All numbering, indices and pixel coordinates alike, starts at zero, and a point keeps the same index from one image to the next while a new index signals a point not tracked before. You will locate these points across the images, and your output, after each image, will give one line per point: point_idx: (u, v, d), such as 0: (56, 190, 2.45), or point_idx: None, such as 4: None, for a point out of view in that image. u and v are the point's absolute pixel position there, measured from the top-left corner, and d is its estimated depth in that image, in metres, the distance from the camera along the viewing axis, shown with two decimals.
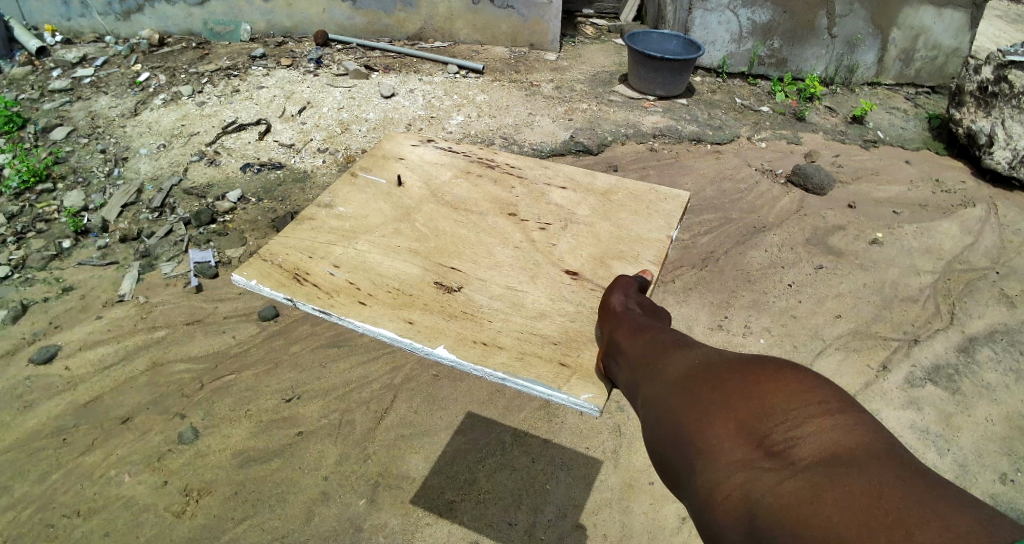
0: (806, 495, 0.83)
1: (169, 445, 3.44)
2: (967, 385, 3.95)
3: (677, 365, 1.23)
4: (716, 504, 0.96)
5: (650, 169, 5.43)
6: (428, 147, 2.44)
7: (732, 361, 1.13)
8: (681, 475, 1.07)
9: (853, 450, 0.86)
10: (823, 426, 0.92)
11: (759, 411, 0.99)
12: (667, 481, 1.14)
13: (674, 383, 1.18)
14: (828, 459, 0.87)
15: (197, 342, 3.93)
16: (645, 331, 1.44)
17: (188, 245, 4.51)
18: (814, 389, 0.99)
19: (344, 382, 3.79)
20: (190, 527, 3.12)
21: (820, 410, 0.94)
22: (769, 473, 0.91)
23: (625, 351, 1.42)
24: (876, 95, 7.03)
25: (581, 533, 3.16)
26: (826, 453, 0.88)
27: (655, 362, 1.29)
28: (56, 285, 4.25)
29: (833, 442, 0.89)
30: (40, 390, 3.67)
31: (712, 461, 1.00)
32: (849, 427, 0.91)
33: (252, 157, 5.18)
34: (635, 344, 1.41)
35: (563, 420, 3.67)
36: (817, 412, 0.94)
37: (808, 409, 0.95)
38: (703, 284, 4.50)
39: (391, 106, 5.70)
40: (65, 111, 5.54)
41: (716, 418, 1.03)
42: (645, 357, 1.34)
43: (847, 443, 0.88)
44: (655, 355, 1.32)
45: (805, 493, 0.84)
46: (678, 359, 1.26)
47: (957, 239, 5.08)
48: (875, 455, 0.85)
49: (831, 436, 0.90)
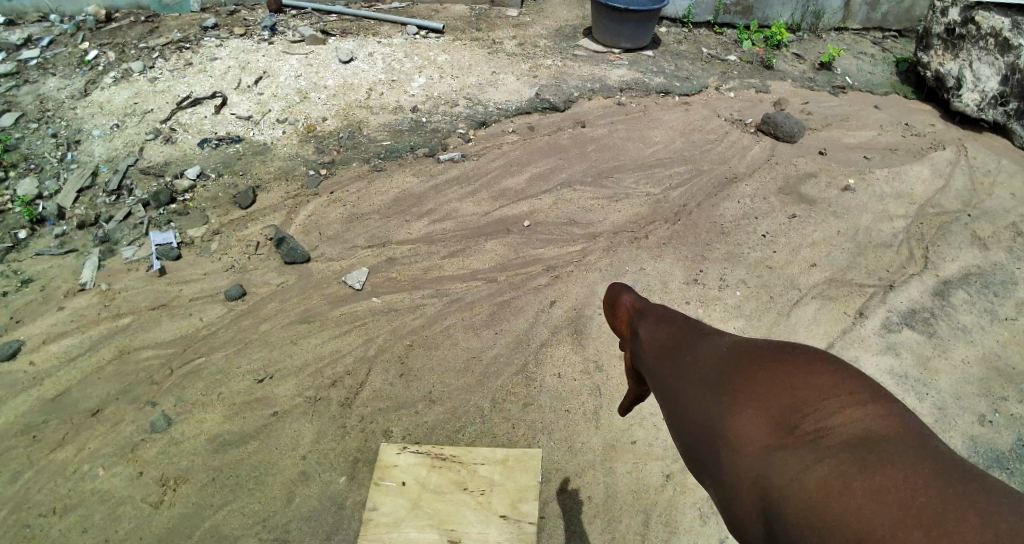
0: (832, 489, 0.78)
1: (141, 435, 3.34)
2: (943, 328, 3.98)
3: (703, 350, 1.12)
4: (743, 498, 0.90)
5: (619, 124, 5.33)
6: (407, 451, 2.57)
7: (762, 349, 1.03)
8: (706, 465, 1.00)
9: (887, 440, 0.81)
10: (857, 415, 0.86)
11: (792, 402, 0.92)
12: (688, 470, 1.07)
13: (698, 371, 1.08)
14: (861, 445, 0.81)
15: (163, 327, 3.80)
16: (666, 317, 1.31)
17: (149, 227, 4.32)
18: (847, 380, 0.92)
19: (317, 357, 3.70)
20: (169, 518, 3.05)
21: (852, 401, 0.88)
22: (797, 460, 0.85)
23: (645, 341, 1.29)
24: (843, 40, 6.96)
25: (567, 497, 3.15)
26: (857, 442, 0.82)
27: (676, 347, 1.17)
28: (14, 279, 4.02)
29: (867, 432, 0.83)
30: (3, 387, 3.51)
31: (740, 451, 0.93)
32: (884, 418, 0.85)
33: (210, 132, 4.95)
34: (653, 328, 1.27)
35: (542, 383, 3.62)
36: (851, 403, 0.88)
37: (838, 399, 0.89)
38: (678, 238, 4.44)
39: (351, 72, 5.48)
40: (11, 96, 5.15)
41: (748, 408, 0.95)
42: (664, 341, 1.21)
43: (883, 433, 0.83)
44: (677, 342, 1.20)
45: (834, 483, 0.79)
46: (700, 345, 1.14)
47: (928, 183, 5.08)
48: (909, 445, 0.79)
49: (863, 426, 0.85)
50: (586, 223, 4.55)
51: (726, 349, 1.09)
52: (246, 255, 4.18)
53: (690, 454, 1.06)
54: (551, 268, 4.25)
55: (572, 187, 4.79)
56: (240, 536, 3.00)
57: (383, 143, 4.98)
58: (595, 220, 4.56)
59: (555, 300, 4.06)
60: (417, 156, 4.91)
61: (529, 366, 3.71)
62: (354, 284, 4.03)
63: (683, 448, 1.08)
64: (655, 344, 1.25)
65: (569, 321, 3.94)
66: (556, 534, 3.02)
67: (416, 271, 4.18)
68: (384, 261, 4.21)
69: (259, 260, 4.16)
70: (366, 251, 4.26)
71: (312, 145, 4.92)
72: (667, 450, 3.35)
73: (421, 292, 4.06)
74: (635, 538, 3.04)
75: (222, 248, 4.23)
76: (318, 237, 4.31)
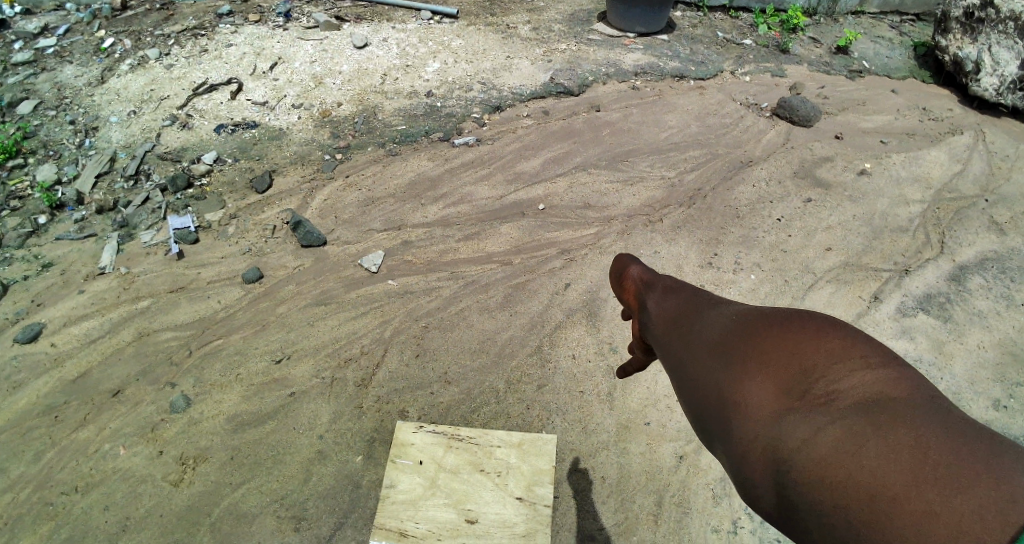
0: (846, 449, 0.81)
1: (161, 414, 3.41)
2: (958, 313, 3.97)
3: (712, 319, 1.14)
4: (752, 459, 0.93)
5: (633, 109, 5.32)
6: (425, 431, 3.09)
7: (773, 317, 1.06)
8: (716, 431, 1.03)
9: (899, 401, 0.84)
10: (867, 379, 0.90)
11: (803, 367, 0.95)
12: (701, 436, 1.09)
13: (706, 337, 1.10)
14: (873, 407, 0.85)
15: (182, 309, 3.85)
16: (673, 288, 1.33)
17: (166, 212, 4.37)
18: (857, 346, 0.96)
19: (334, 338, 3.75)
20: (189, 496, 3.12)
21: (864, 366, 0.91)
22: (809, 422, 0.88)
23: (652, 311, 1.30)
24: (859, 24, 6.88)
25: (580, 477, 3.19)
26: (870, 404, 0.86)
27: (685, 318, 1.20)
28: (35, 263, 4.07)
29: (879, 394, 0.87)
30: (27, 369, 3.58)
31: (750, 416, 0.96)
32: (890, 379, 0.89)
33: (226, 117, 4.99)
34: (663, 302, 1.29)
35: (556, 365, 3.65)
36: (861, 367, 0.91)
37: (850, 363, 0.92)
38: (692, 222, 4.44)
39: (365, 57, 5.50)
40: (30, 84, 5.17)
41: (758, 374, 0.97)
42: (674, 314, 1.23)
43: (892, 394, 0.86)
44: (684, 311, 1.22)
45: (847, 443, 0.82)
46: (712, 316, 1.16)
47: (945, 168, 5.04)
48: (919, 406, 0.83)
49: (874, 389, 0.88)
50: (600, 207, 4.55)
51: (734, 316, 1.11)
52: (263, 238, 4.23)
53: (696, 419, 1.08)
54: (565, 251, 4.27)
55: (586, 171, 4.79)
56: (259, 514, 3.07)
57: (398, 127, 5.00)
58: (609, 204, 4.57)
59: (569, 283, 4.08)
60: (432, 140, 4.93)
61: (543, 348, 3.74)
62: (370, 267, 4.08)
63: (689, 413, 1.10)
64: (662, 314, 1.26)
65: (583, 304, 3.97)
66: (569, 513, 3.07)
67: (431, 254, 4.21)
68: (400, 244, 4.25)
69: (276, 243, 4.21)
70: (381, 235, 4.30)
71: (327, 129, 4.95)
72: (679, 432, 3.38)
73: (436, 275, 4.09)
74: (648, 518, 3.08)
75: (239, 232, 4.28)
76: (334, 221, 4.35)
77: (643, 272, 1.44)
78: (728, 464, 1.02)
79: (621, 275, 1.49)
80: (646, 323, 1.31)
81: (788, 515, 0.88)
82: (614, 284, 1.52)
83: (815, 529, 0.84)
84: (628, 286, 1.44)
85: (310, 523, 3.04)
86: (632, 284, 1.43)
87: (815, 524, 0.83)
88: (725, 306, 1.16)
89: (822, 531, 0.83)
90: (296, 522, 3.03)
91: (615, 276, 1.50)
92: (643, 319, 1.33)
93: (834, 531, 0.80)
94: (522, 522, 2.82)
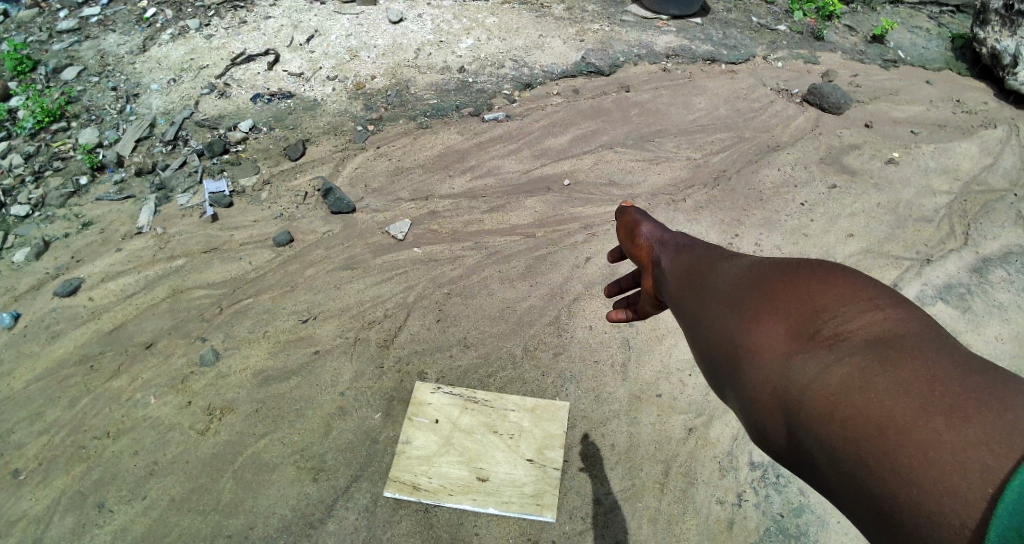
0: (855, 385, 0.86)
1: (192, 367, 3.56)
2: (978, 304, 3.96)
3: (724, 271, 1.21)
4: (761, 399, 0.99)
5: (662, 90, 5.33)
6: (442, 392, 3.44)
7: (783, 266, 1.11)
8: (726, 376, 1.08)
9: (907, 339, 0.89)
10: (878, 317, 0.94)
11: (810, 311, 1.00)
12: (714, 385, 1.15)
13: (720, 289, 1.17)
14: (881, 343, 0.89)
15: (215, 269, 4.00)
16: (686, 246, 1.41)
17: (202, 177, 4.52)
18: (867, 289, 1.00)
19: (358, 301, 3.87)
20: (215, 444, 3.28)
21: (873, 307, 0.96)
22: (817, 361, 0.93)
23: (666, 268, 1.38)
24: (898, 14, 6.76)
25: (591, 443, 3.27)
26: (877, 341, 0.90)
27: (699, 272, 1.27)
28: (76, 222, 4.24)
29: (886, 330, 0.92)
30: (66, 320, 3.75)
31: (759, 358, 1.02)
32: (899, 317, 0.94)
33: (262, 87, 5.12)
34: (679, 259, 1.37)
35: (572, 335, 3.73)
36: (870, 307, 0.96)
37: (859, 305, 0.97)
38: (715, 203, 4.46)
39: (400, 32, 5.59)
40: (74, 51, 5.32)
41: (769, 318, 1.03)
42: (689, 269, 1.31)
43: (901, 332, 0.91)
44: (699, 266, 1.29)
45: (855, 378, 0.87)
46: (724, 268, 1.23)
47: (976, 160, 4.98)
48: (926, 344, 0.87)
49: (882, 326, 0.92)
50: (625, 185, 4.60)
51: (746, 266, 1.17)
52: (294, 204, 4.37)
53: (709, 368, 1.14)
54: (587, 226, 4.34)
55: (612, 150, 4.83)
56: (279, 463, 3.21)
57: (429, 102, 5.09)
58: (633, 182, 4.61)
59: (590, 258, 4.14)
60: (462, 115, 5.02)
61: (561, 319, 3.81)
62: (396, 235, 4.18)
63: (703, 363, 1.16)
64: (676, 270, 1.34)
65: (602, 278, 4.03)
66: (578, 478, 3.16)
67: (456, 225, 4.30)
68: (426, 214, 4.35)
69: (306, 209, 4.34)
70: (409, 204, 4.40)
71: (359, 102, 5.06)
72: (689, 406, 3.45)
73: (460, 245, 4.18)
74: (654, 486, 3.16)
75: (271, 197, 4.42)
76: (363, 190, 4.46)
77: (657, 231, 1.53)
78: (739, 409, 1.07)
79: (633, 233, 1.58)
80: (661, 278, 1.39)
81: (796, 452, 0.94)
82: (625, 240, 1.62)
83: (823, 465, 0.89)
84: (642, 246, 1.53)
85: (327, 473, 3.18)
86: (647, 244, 1.51)
87: (823, 458, 0.88)
88: (737, 258, 1.23)
89: (829, 464, 0.87)
90: (314, 473, 3.18)
91: (627, 234, 1.59)
92: (658, 275, 1.41)
93: (842, 465, 0.85)
94: (531, 483, 3.10)
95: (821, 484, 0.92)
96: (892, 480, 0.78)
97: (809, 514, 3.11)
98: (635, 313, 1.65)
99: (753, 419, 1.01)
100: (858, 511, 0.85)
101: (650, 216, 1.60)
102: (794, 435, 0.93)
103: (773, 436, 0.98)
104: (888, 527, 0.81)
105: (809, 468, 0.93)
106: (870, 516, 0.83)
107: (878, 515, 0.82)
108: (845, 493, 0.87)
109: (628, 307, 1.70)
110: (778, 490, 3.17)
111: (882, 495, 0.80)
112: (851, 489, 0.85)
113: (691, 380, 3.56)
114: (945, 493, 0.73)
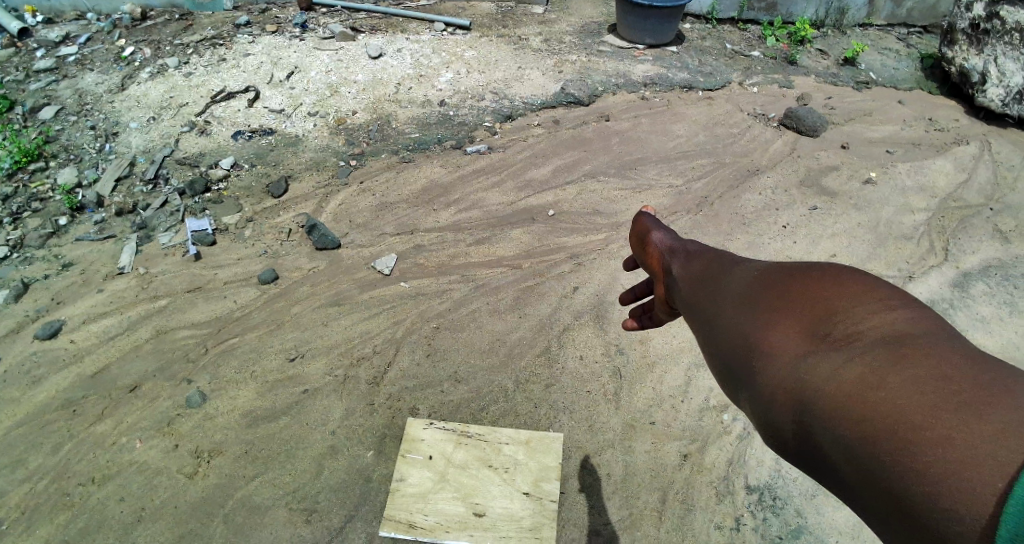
0: (868, 381, 0.86)
1: (177, 409, 3.49)
2: (962, 318, 4.03)
3: (736, 274, 1.22)
4: (773, 397, 0.99)
5: (641, 118, 5.44)
6: (433, 428, 3.33)
7: (795, 270, 1.12)
8: (739, 377, 1.08)
9: (918, 337, 0.89)
10: (889, 319, 0.94)
11: (823, 312, 1.01)
12: (727, 387, 1.14)
13: (729, 292, 1.18)
14: (893, 341, 0.90)
15: (199, 308, 3.95)
16: (695, 252, 1.43)
17: (184, 215, 4.48)
18: (877, 291, 1.00)
19: (347, 338, 3.84)
20: (203, 487, 3.20)
21: (886, 307, 0.96)
22: (831, 360, 0.93)
23: (677, 273, 1.39)
24: (867, 36, 7.00)
25: (587, 474, 3.26)
26: (889, 339, 0.91)
27: (710, 276, 1.28)
28: (56, 262, 4.17)
29: (901, 331, 0.91)
30: (46, 364, 3.67)
31: (772, 358, 1.02)
32: (912, 317, 0.94)
33: (243, 124, 5.11)
34: (690, 265, 1.38)
35: (563, 365, 3.74)
36: (882, 308, 0.96)
37: (871, 306, 0.97)
38: (698, 228, 4.53)
39: (380, 67, 5.66)
40: (52, 90, 5.31)
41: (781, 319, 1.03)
42: (700, 273, 1.32)
43: (913, 331, 0.91)
44: (709, 271, 1.30)
45: (869, 376, 0.86)
46: (735, 273, 1.23)
47: (950, 177, 5.13)
48: (940, 342, 0.87)
49: (895, 327, 0.93)
50: (609, 214, 4.66)
51: (757, 271, 1.18)
52: (279, 241, 4.35)
53: (722, 371, 1.14)
54: (573, 256, 4.37)
55: (596, 179, 4.90)
56: (271, 506, 3.15)
57: (412, 135, 5.13)
58: (617, 211, 4.68)
59: (577, 287, 4.17)
60: (445, 148, 5.06)
61: (552, 349, 3.82)
62: (383, 270, 4.18)
63: (715, 366, 1.16)
64: (687, 275, 1.35)
65: (591, 307, 4.05)
66: (575, 509, 3.14)
67: (442, 258, 4.31)
68: (412, 248, 4.36)
69: (291, 246, 4.32)
70: (394, 239, 4.41)
71: (342, 136, 5.08)
72: (684, 432, 3.47)
73: (447, 278, 4.19)
74: (653, 514, 3.14)
75: (255, 234, 4.39)
76: (348, 225, 4.47)
77: (667, 238, 1.55)
78: (752, 410, 1.06)
79: (644, 240, 1.61)
80: (672, 285, 1.40)
81: (809, 449, 0.93)
82: (637, 249, 1.63)
83: (835, 458, 0.88)
84: (653, 253, 1.54)
85: (321, 514, 3.12)
86: (657, 250, 1.53)
87: (836, 453, 0.87)
88: (748, 263, 1.24)
89: (841, 459, 0.87)
90: (307, 514, 3.11)
91: (638, 240, 1.62)
92: (668, 281, 1.43)
93: (856, 460, 0.84)
94: (528, 517, 3.00)
95: (831, 480, 0.92)
96: (904, 475, 0.77)
97: (809, 537, 3.10)
98: (648, 321, 1.67)
99: (763, 415, 1.01)
100: (870, 505, 0.85)
101: (660, 223, 1.61)
102: (805, 433, 0.92)
103: (784, 432, 0.98)
104: (902, 519, 0.79)
105: (822, 466, 0.92)
106: (882, 511, 0.82)
107: (890, 509, 0.81)
108: (858, 488, 0.86)
109: (641, 315, 1.72)
110: (777, 513, 3.17)
111: (895, 489, 0.79)
112: (864, 484, 0.84)
113: (684, 406, 3.58)
114: (957, 486, 0.72)
